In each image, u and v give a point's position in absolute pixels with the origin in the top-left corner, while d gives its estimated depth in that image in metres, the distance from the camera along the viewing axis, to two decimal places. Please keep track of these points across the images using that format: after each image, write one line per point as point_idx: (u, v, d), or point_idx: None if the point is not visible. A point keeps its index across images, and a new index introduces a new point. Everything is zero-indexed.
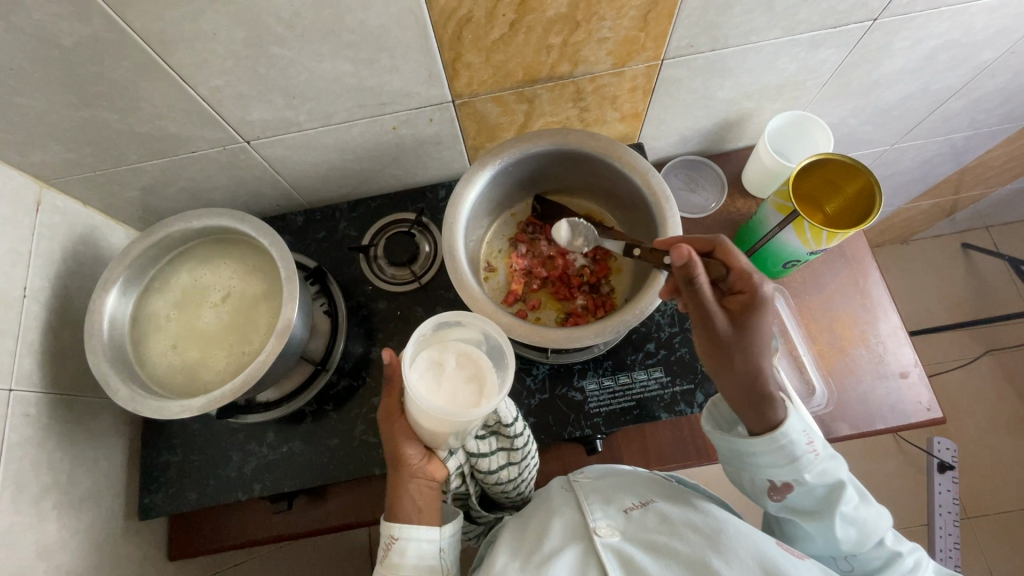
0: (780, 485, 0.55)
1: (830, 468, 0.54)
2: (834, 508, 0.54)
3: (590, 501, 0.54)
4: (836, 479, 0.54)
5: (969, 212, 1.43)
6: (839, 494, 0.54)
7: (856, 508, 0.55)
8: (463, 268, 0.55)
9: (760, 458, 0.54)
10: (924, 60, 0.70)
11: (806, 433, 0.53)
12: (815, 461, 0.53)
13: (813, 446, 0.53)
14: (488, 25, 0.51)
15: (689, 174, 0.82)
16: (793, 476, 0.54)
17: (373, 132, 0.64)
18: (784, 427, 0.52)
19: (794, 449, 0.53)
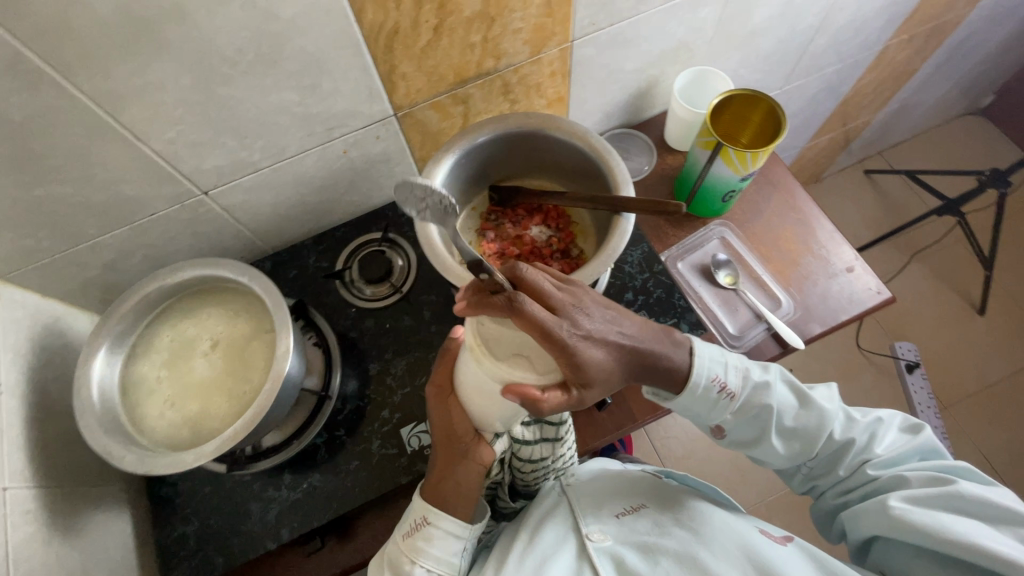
0: (717, 426, 0.61)
1: (750, 397, 0.59)
2: (777, 428, 0.59)
3: (583, 511, 0.63)
4: (761, 405, 0.58)
5: (860, 140, 1.61)
6: (770, 416, 0.58)
7: (793, 417, 0.59)
8: (443, 253, 0.58)
9: (691, 410, 0.59)
10: (785, 5, 0.82)
11: (713, 374, 0.57)
12: (733, 399, 0.58)
13: (725, 385, 0.58)
14: (414, 33, 0.57)
15: (619, 146, 0.90)
16: (720, 417, 0.59)
17: (326, 160, 0.68)
18: (693, 376, 0.56)
19: (708, 395, 0.57)
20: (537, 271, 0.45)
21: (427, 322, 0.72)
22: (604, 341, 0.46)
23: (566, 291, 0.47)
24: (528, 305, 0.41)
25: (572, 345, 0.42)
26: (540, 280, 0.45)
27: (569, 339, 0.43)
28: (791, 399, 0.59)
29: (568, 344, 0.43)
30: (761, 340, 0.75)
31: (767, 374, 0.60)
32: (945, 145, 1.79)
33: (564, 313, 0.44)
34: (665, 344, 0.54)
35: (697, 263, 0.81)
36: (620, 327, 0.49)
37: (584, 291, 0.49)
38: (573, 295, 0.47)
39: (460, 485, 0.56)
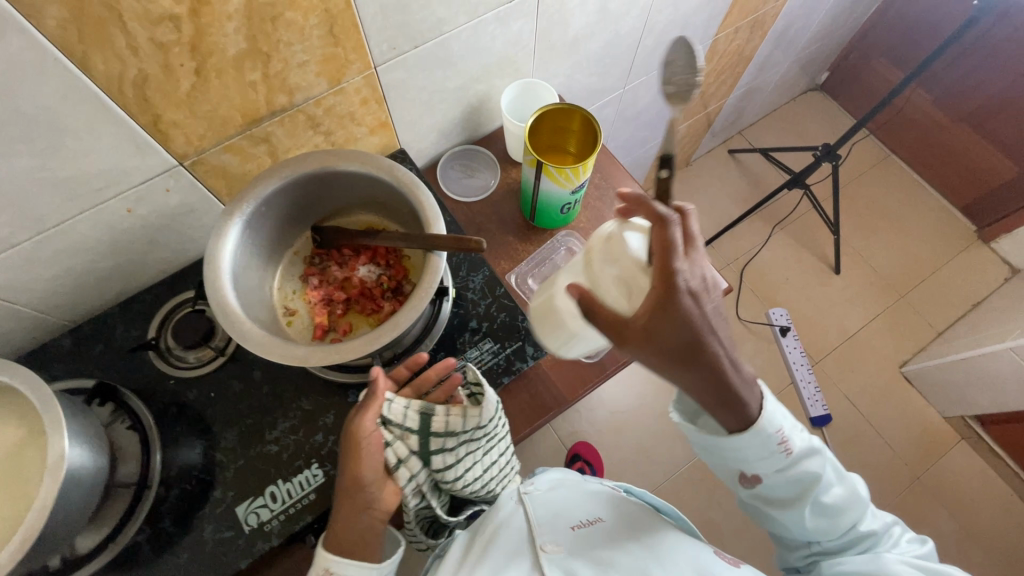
0: (757, 476, 0.60)
1: (802, 460, 0.59)
2: (801, 499, 0.60)
3: (538, 519, 0.70)
4: (810, 472, 0.59)
5: (718, 124, 1.71)
6: (821, 478, 0.59)
7: (830, 492, 0.61)
8: (242, 319, 0.53)
9: (744, 453, 0.57)
10: (601, 10, 0.82)
11: (783, 428, 0.57)
12: (790, 454, 0.58)
13: (788, 444, 0.58)
14: (170, 78, 0.50)
15: (464, 163, 0.88)
16: (775, 463, 0.58)
17: (106, 222, 0.60)
18: (761, 424, 0.55)
19: (771, 446, 0.56)
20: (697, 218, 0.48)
21: (259, 383, 0.66)
22: (702, 314, 0.46)
23: (707, 255, 0.50)
24: (668, 224, 0.45)
25: (681, 285, 0.44)
26: (692, 228, 0.48)
27: (681, 286, 0.44)
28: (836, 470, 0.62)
29: (675, 286, 0.44)
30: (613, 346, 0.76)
31: (820, 445, 0.62)
32: (795, 120, 1.94)
33: (670, 273, 0.44)
34: (732, 378, 0.50)
35: (546, 277, 0.81)
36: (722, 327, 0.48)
37: (706, 271, 0.48)
38: (709, 261, 0.48)
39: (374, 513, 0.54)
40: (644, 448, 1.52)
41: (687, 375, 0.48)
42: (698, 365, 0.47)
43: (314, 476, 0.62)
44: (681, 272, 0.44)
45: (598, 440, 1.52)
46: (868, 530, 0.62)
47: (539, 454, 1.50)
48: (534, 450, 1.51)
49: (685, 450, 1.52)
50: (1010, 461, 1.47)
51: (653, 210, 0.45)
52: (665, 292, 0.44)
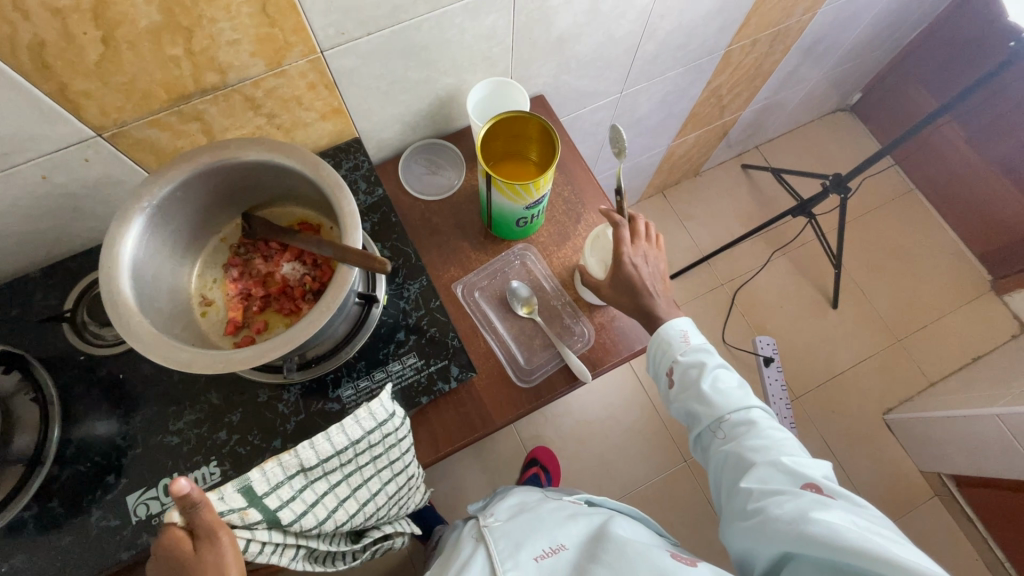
0: (669, 371, 0.70)
1: (699, 355, 0.70)
2: (697, 384, 0.68)
3: (501, 552, 0.72)
4: (701, 362, 0.68)
5: (733, 136, 1.63)
6: (710, 368, 0.68)
7: (726, 385, 0.68)
8: (132, 309, 0.50)
9: (649, 352, 0.72)
10: (591, 11, 0.76)
11: (683, 327, 0.71)
12: (687, 344, 0.70)
13: (686, 338, 0.70)
14: (74, 46, 0.47)
15: (429, 158, 0.84)
16: (672, 359, 0.70)
17: (19, 187, 0.57)
18: (670, 320, 0.71)
19: (671, 339, 0.70)
20: (625, 223, 0.71)
21: (171, 369, 0.64)
22: (642, 278, 0.69)
23: (651, 244, 0.74)
24: (619, 224, 0.71)
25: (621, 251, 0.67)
26: (622, 232, 0.70)
27: (625, 257, 0.69)
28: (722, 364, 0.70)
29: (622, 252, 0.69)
30: (552, 374, 0.72)
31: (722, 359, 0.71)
32: (817, 141, 1.84)
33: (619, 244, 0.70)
34: (658, 312, 0.70)
35: (494, 291, 0.77)
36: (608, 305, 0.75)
37: (649, 253, 0.72)
38: (650, 248, 0.73)
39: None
40: (605, 462, 1.49)
41: (634, 309, 0.70)
42: (638, 309, 0.70)
43: (210, 475, 0.60)
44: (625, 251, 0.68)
45: (559, 446, 1.50)
46: (761, 430, 0.64)
47: (498, 453, 1.48)
48: (493, 447, 1.49)
49: (646, 469, 1.48)
50: (980, 526, 1.39)
51: (614, 215, 0.71)
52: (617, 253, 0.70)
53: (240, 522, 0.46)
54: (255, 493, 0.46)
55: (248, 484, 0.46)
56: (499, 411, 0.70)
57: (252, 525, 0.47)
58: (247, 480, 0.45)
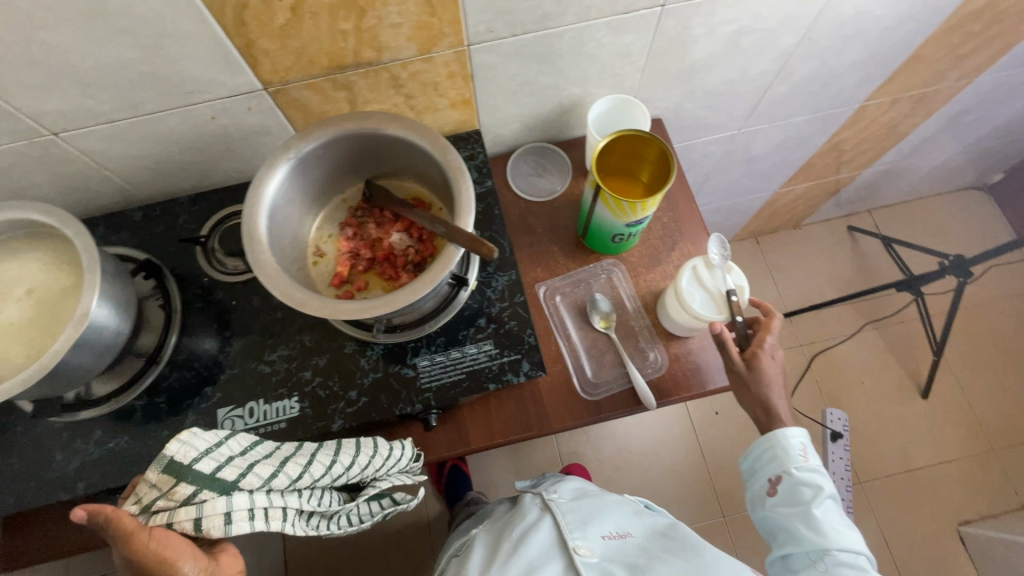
0: (775, 479, 0.69)
1: (817, 475, 0.67)
2: (806, 504, 0.66)
3: (569, 522, 0.77)
4: (816, 484, 0.66)
5: (845, 195, 1.54)
6: (824, 492, 0.66)
7: (831, 511, 0.66)
8: (262, 244, 0.56)
9: (759, 456, 0.71)
10: (730, 44, 0.76)
11: (801, 442, 0.69)
12: (804, 460, 0.68)
13: (806, 454, 0.68)
14: (268, 10, 0.53)
15: (538, 160, 0.87)
16: (783, 468, 0.68)
17: (191, 123, 0.65)
18: (791, 432, 0.68)
19: (790, 450, 0.68)
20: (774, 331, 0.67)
21: (275, 306, 0.70)
22: (773, 388, 0.66)
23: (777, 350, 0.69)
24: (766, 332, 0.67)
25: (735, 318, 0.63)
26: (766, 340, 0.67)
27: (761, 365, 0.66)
28: (831, 492, 0.67)
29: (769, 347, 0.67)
30: (617, 393, 0.73)
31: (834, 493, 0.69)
32: (940, 216, 1.70)
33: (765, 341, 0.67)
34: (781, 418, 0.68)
35: (576, 300, 0.78)
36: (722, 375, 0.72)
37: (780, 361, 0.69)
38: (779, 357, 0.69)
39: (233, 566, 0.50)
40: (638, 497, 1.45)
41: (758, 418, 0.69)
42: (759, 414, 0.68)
43: (290, 408, 0.65)
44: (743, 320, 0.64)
45: (595, 468, 1.48)
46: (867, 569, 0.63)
47: (533, 459, 1.49)
48: (531, 452, 1.50)
49: (680, 515, 1.43)
50: None
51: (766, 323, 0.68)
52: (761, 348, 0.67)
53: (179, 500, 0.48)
54: (178, 466, 0.48)
55: (168, 460, 0.48)
56: (558, 416, 0.72)
57: (193, 497, 0.48)
58: (162, 458, 0.48)
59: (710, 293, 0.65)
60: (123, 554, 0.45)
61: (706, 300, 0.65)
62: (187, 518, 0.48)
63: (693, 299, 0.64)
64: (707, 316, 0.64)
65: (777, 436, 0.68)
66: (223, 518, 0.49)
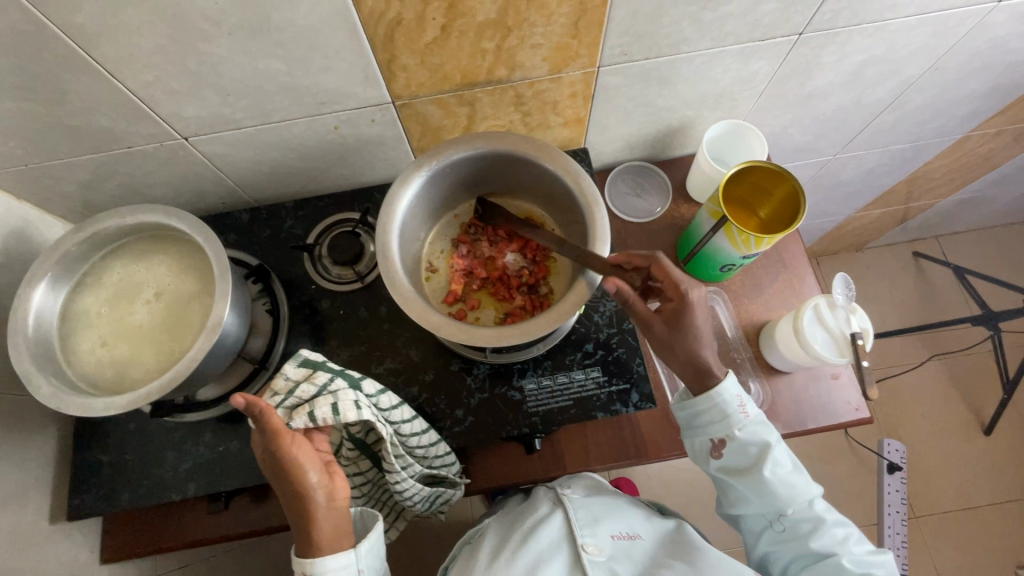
0: (718, 441, 0.62)
1: (757, 430, 0.61)
2: (757, 467, 0.61)
3: (580, 519, 0.68)
4: (761, 442, 0.61)
5: (916, 221, 1.49)
6: (764, 468, 0.60)
7: (787, 472, 0.61)
8: (395, 260, 0.56)
9: (702, 415, 0.62)
10: (854, 74, 0.73)
11: (739, 397, 0.61)
12: (745, 422, 0.61)
13: (745, 408, 0.61)
14: (419, 27, 0.52)
15: (636, 180, 0.85)
16: (725, 430, 0.61)
17: (314, 132, 0.65)
18: (722, 386, 0.61)
19: (727, 406, 0.61)
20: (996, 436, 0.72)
21: (381, 318, 0.70)
22: None
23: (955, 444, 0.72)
24: None
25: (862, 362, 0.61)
26: None
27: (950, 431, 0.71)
28: (789, 460, 0.62)
29: (694, 309, 0.59)
30: None
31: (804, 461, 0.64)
32: (1012, 247, 1.64)
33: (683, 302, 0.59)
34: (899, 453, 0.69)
35: None
36: (707, 336, 0.60)
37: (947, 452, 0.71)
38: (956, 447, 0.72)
39: (344, 492, 0.56)
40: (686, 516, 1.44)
41: None
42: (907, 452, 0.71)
43: None
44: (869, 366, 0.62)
45: None
46: (826, 530, 0.60)
47: None
48: None
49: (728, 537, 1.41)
50: None
51: None
52: (688, 308, 0.59)
53: (315, 386, 0.54)
54: (316, 361, 0.56)
55: (306, 358, 0.56)
56: (654, 446, 0.71)
57: (329, 385, 0.55)
58: (303, 355, 0.56)
59: (834, 334, 0.63)
60: (270, 445, 0.53)
61: (830, 341, 0.63)
62: (323, 407, 0.54)
63: (816, 340, 0.63)
64: (830, 356, 0.63)
65: (710, 389, 0.61)
66: (353, 404, 0.55)
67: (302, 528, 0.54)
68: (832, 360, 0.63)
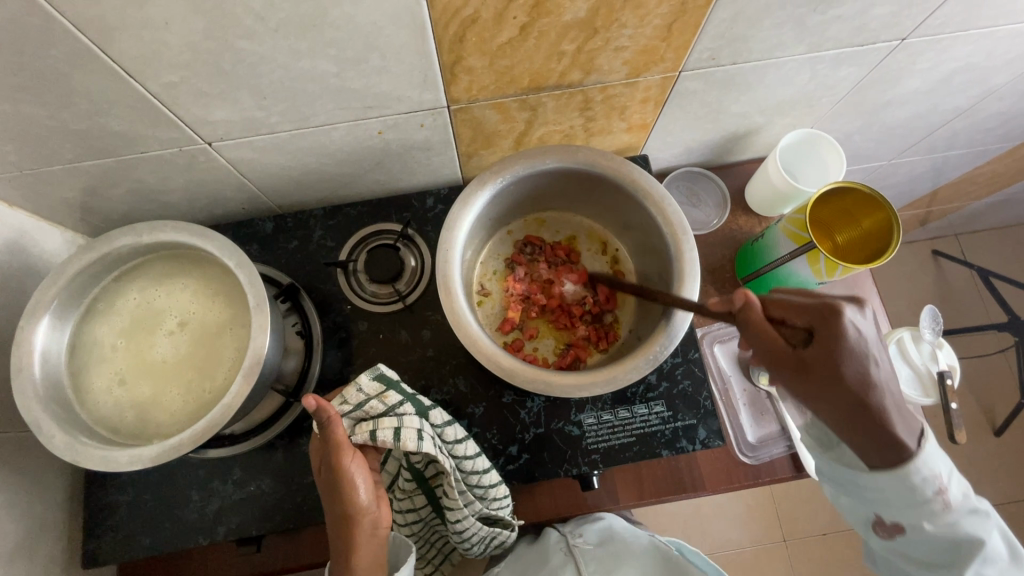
0: (899, 528, 0.49)
1: (965, 523, 0.46)
2: (956, 567, 0.46)
3: None
4: (970, 536, 0.46)
5: (942, 221, 1.46)
6: (966, 571, 0.46)
7: (1000, 572, 0.46)
8: (456, 291, 0.49)
9: (887, 498, 0.47)
10: (940, 82, 0.67)
11: (940, 475, 0.45)
12: (944, 512, 0.46)
13: (947, 495, 0.46)
14: (496, 26, 0.45)
15: (690, 187, 0.78)
16: (910, 520, 0.47)
17: (355, 136, 0.57)
18: (917, 466, 0.45)
19: (921, 492, 0.45)
20: None
21: (425, 343, 0.64)
22: None
23: None
24: None
25: (952, 403, 0.57)
26: None
27: None
28: (1003, 551, 0.47)
29: (846, 322, 0.44)
30: (777, 458, 0.67)
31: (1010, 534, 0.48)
32: None
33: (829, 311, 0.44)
34: None
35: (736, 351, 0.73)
36: (876, 364, 0.44)
37: None
38: None
39: (388, 519, 0.51)
40: None
41: None
42: None
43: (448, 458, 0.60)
44: (956, 406, 0.59)
45: None
46: None
47: None
48: None
49: None
50: None
51: None
52: (834, 326, 0.44)
53: (383, 404, 0.51)
54: (390, 378, 0.53)
55: (381, 372, 0.52)
56: (714, 479, 0.66)
57: (398, 407, 0.52)
58: (378, 367, 0.52)
59: (922, 374, 0.59)
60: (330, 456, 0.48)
61: (918, 382, 0.59)
62: (387, 429, 0.51)
63: (901, 377, 0.59)
64: (917, 396, 0.59)
65: (907, 467, 0.45)
66: (416, 433, 0.51)
67: (341, 556, 0.48)
68: (918, 400, 0.59)
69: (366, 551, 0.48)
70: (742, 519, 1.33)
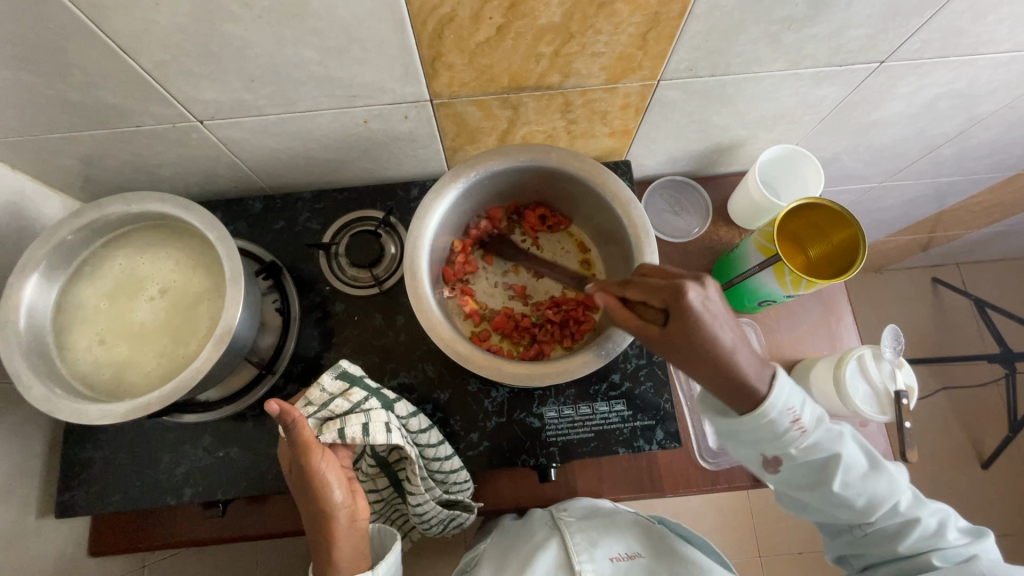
0: (773, 459, 0.50)
1: (823, 442, 0.49)
2: (825, 484, 0.50)
3: (576, 542, 0.60)
4: (829, 453, 0.49)
5: (942, 248, 1.45)
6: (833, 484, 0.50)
7: (861, 478, 0.50)
8: (422, 276, 0.52)
9: (745, 431, 0.48)
10: (924, 106, 0.68)
11: (792, 407, 0.47)
12: (803, 436, 0.48)
13: (798, 420, 0.47)
14: (473, 25, 0.47)
15: (673, 196, 0.80)
16: (779, 450, 0.49)
17: (341, 124, 0.59)
18: (768, 403, 0.46)
19: (778, 424, 0.47)
20: None
21: (398, 328, 0.66)
22: None
23: None
24: None
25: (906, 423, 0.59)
26: None
27: None
28: (862, 460, 0.51)
29: (692, 303, 0.42)
30: (736, 466, 0.68)
31: (840, 423, 0.51)
32: None
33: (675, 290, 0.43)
34: None
35: None
36: (727, 332, 0.44)
37: None
38: None
39: (366, 512, 0.54)
40: None
41: None
42: None
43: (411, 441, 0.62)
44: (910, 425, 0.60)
45: None
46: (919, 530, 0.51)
47: None
48: None
49: None
50: None
51: None
52: (682, 307, 0.43)
53: (348, 404, 0.53)
54: (353, 376, 0.55)
55: (343, 370, 0.55)
56: (672, 480, 0.68)
57: (362, 404, 0.54)
58: (340, 367, 0.55)
59: (877, 390, 0.61)
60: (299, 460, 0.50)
61: (871, 398, 0.61)
62: (354, 425, 0.52)
63: (856, 394, 0.61)
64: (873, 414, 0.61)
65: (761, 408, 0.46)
66: (383, 427, 0.53)
67: (324, 552, 0.51)
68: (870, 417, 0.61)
69: (349, 543, 0.51)
70: (718, 530, 1.33)
